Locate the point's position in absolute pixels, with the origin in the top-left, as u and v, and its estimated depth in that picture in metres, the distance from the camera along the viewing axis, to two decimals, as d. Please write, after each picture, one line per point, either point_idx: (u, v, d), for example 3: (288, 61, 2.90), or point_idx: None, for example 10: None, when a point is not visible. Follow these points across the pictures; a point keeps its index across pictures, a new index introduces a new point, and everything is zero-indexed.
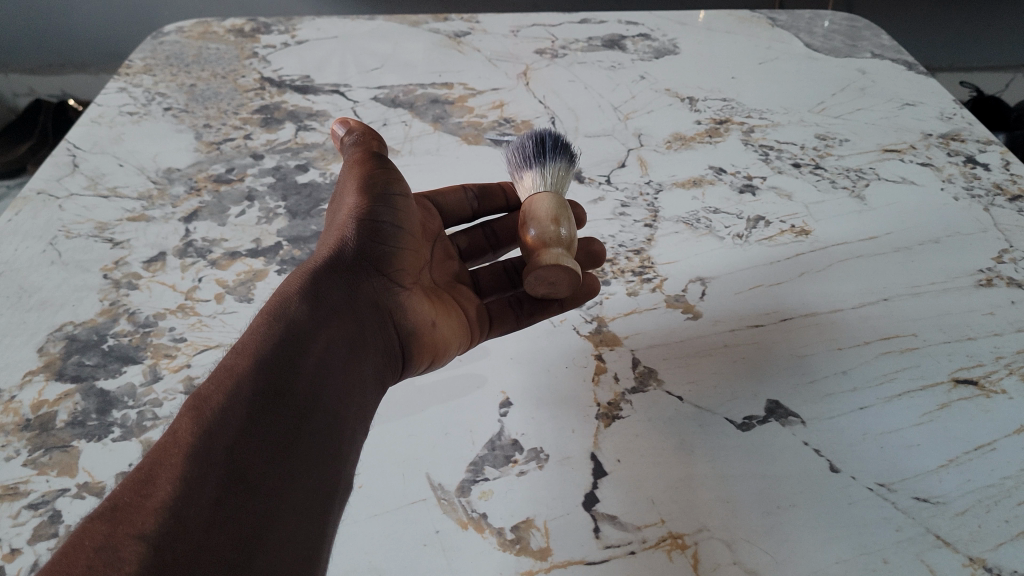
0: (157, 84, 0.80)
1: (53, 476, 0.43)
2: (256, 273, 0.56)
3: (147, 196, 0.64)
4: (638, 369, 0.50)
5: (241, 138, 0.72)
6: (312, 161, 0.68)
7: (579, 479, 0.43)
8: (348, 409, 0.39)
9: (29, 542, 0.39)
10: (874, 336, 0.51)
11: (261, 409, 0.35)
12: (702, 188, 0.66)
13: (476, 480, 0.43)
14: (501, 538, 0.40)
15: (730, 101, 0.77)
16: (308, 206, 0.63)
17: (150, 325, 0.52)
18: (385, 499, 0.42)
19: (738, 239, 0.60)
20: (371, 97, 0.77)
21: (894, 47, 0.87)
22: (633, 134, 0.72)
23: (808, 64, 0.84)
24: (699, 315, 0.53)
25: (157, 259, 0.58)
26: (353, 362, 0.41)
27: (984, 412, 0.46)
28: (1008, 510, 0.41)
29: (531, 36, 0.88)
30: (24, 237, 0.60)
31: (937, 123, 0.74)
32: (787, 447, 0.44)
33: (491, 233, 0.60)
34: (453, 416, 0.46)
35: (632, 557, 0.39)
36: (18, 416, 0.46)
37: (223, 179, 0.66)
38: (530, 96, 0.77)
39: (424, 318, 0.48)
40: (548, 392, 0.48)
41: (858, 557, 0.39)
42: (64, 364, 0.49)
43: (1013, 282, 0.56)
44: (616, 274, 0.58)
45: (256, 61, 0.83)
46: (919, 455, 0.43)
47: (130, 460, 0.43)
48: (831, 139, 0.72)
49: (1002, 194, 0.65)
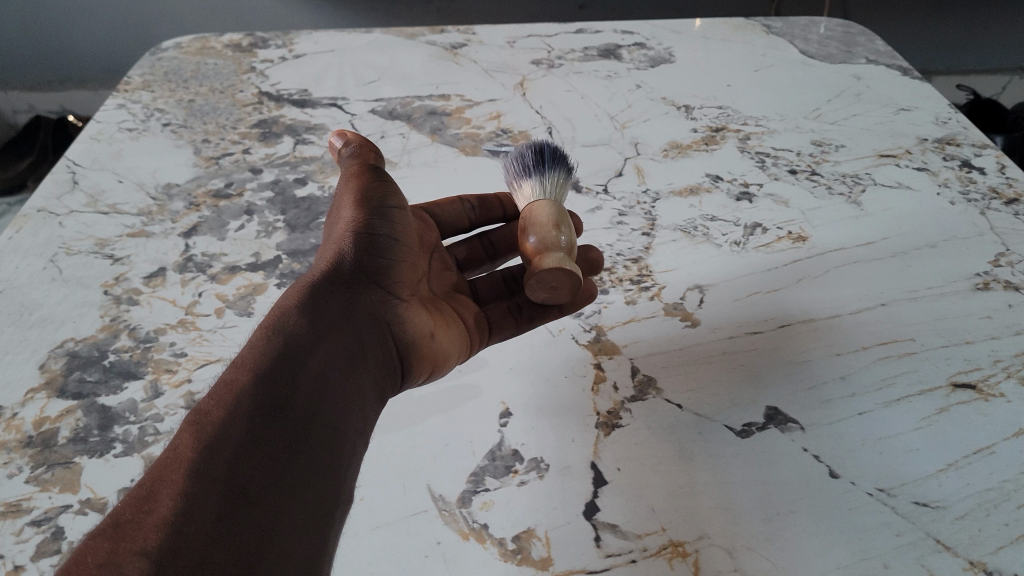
0: (156, 100, 0.80)
1: (55, 493, 0.43)
2: (256, 288, 0.57)
3: (147, 211, 0.65)
4: (638, 377, 0.50)
5: (240, 153, 0.72)
6: (311, 175, 0.69)
7: (579, 489, 0.43)
8: (348, 422, 0.39)
9: (32, 559, 0.40)
10: (872, 342, 0.51)
11: (261, 424, 0.35)
12: (699, 196, 0.66)
13: (476, 491, 0.43)
14: (502, 549, 0.40)
15: (725, 108, 0.78)
16: (307, 219, 0.64)
17: (150, 341, 0.52)
18: (385, 510, 0.42)
19: (735, 246, 0.60)
20: (370, 109, 0.78)
21: (888, 52, 0.88)
22: (629, 143, 0.73)
23: (803, 70, 0.85)
24: (697, 322, 0.54)
25: (157, 274, 0.58)
26: (352, 375, 0.41)
27: (983, 416, 0.46)
28: (1008, 513, 0.41)
29: (528, 47, 0.89)
30: (25, 254, 0.60)
31: (932, 128, 0.75)
32: (787, 453, 0.44)
33: (488, 244, 0.60)
34: (454, 428, 0.46)
35: (633, 566, 0.39)
36: (20, 433, 0.46)
37: (222, 194, 0.67)
38: (526, 107, 0.78)
39: (423, 329, 0.48)
40: (548, 402, 0.48)
41: (858, 563, 0.39)
42: (65, 381, 0.49)
43: (1010, 285, 0.56)
44: (614, 282, 0.58)
45: (255, 76, 0.84)
46: (920, 460, 0.43)
47: (132, 475, 0.44)
48: (827, 145, 0.72)
49: (998, 198, 0.65)
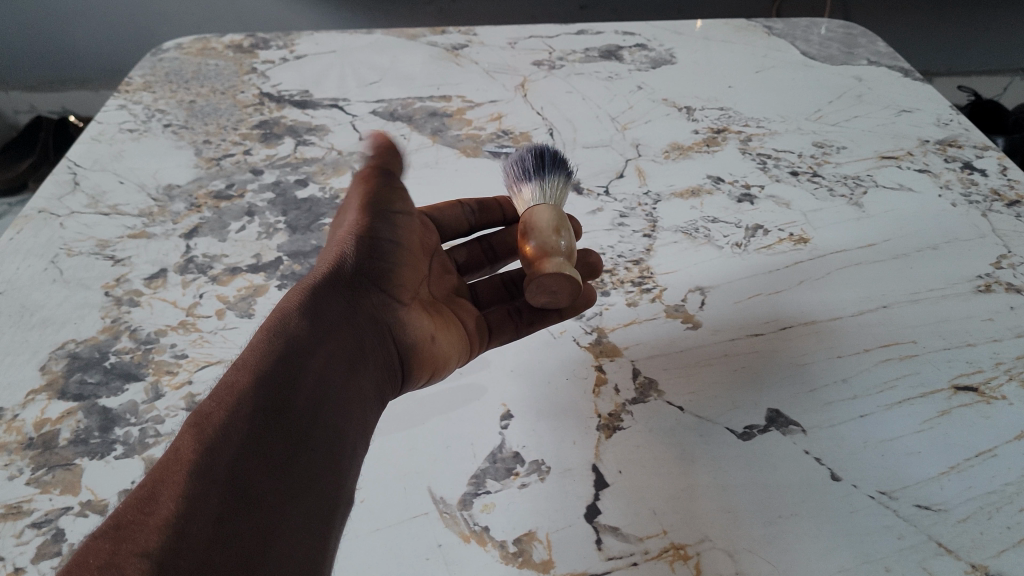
0: (157, 101, 0.80)
1: (56, 495, 0.43)
2: (256, 289, 0.57)
3: (148, 213, 0.64)
4: (639, 380, 0.50)
5: (241, 154, 0.72)
6: (311, 176, 0.69)
7: (580, 492, 0.43)
8: (348, 424, 0.39)
9: (32, 561, 0.40)
10: (873, 344, 0.51)
11: (262, 426, 0.35)
12: (700, 198, 0.66)
13: (477, 493, 0.43)
14: (503, 551, 0.40)
15: (727, 110, 0.78)
16: (307, 220, 0.64)
17: (151, 342, 0.52)
18: (385, 512, 0.42)
19: (737, 248, 0.60)
20: (371, 111, 0.78)
21: (890, 53, 0.88)
22: (631, 145, 0.73)
23: (804, 71, 0.84)
24: (698, 324, 0.54)
25: (158, 275, 0.58)
26: (352, 378, 0.41)
27: (985, 419, 0.46)
28: (1010, 516, 0.41)
29: (529, 48, 0.89)
30: (25, 256, 0.60)
31: (934, 130, 0.75)
32: (788, 456, 0.44)
33: (488, 247, 0.59)
34: (455, 431, 0.46)
35: (634, 569, 0.39)
36: (20, 435, 0.46)
37: (223, 196, 0.67)
38: (528, 108, 0.78)
39: (424, 332, 0.48)
40: (548, 404, 0.48)
41: (859, 566, 0.38)
42: (66, 383, 0.49)
43: (1012, 287, 0.56)
44: (615, 284, 0.58)
45: (256, 77, 0.84)
46: (921, 462, 0.43)
47: (133, 477, 0.44)
48: (828, 147, 0.72)
49: (1000, 199, 0.65)
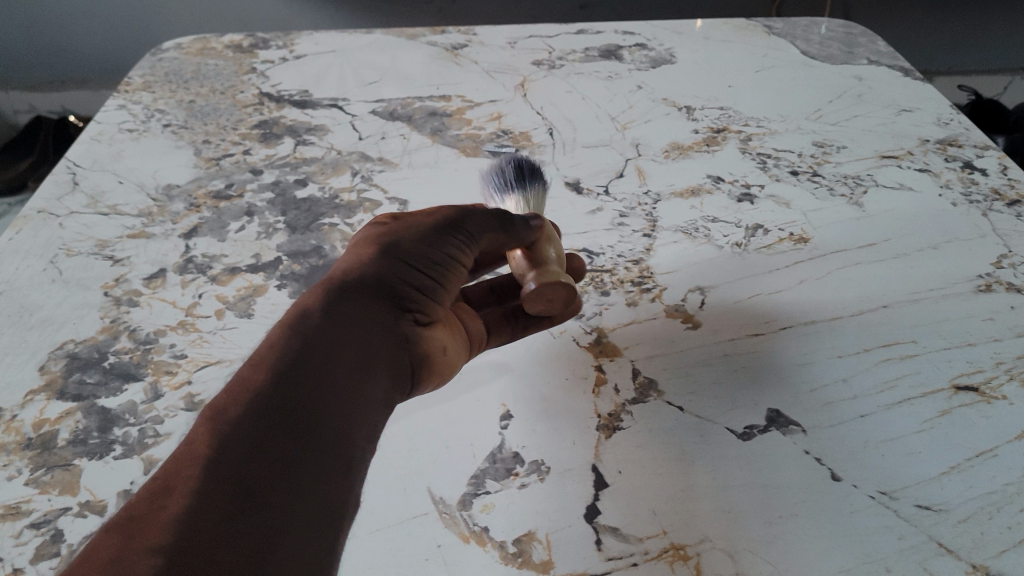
0: (156, 101, 0.80)
1: (55, 495, 0.43)
2: (256, 289, 0.57)
3: (147, 213, 0.64)
4: (638, 380, 0.50)
5: (241, 154, 0.72)
6: (311, 176, 0.69)
7: (580, 492, 0.43)
8: (360, 424, 0.38)
9: (31, 561, 0.39)
10: (874, 344, 0.51)
11: (273, 423, 0.35)
12: (700, 198, 0.66)
13: (477, 493, 0.43)
14: (503, 551, 0.40)
15: (727, 109, 0.78)
16: (307, 220, 0.63)
17: (150, 342, 0.52)
18: (385, 512, 0.42)
19: (737, 247, 0.60)
20: (370, 110, 0.78)
21: (890, 53, 0.88)
22: (631, 145, 0.73)
23: (804, 71, 0.84)
24: (698, 324, 0.53)
25: (157, 275, 0.58)
26: (363, 383, 0.40)
27: (986, 419, 0.46)
28: (1011, 516, 0.40)
29: (529, 47, 0.89)
30: (24, 256, 0.60)
31: (934, 129, 0.75)
32: (788, 456, 0.44)
33: None
34: (454, 431, 0.46)
35: (634, 569, 0.39)
36: (19, 435, 0.46)
37: (222, 196, 0.66)
38: (527, 108, 0.78)
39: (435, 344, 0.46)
40: (547, 404, 0.48)
41: (859, 567, 0.38)
42: (65, 383, 0.49)
43: (1012, 287, 0.56)
44: (615, 284, 0.58)
45: (255, 77, 0.84)
46: (921, 463, 0.43)
47: (131, 478, 0.44)
48: (828, 147, 0.72)
49: (1001, 199, 0.65)
